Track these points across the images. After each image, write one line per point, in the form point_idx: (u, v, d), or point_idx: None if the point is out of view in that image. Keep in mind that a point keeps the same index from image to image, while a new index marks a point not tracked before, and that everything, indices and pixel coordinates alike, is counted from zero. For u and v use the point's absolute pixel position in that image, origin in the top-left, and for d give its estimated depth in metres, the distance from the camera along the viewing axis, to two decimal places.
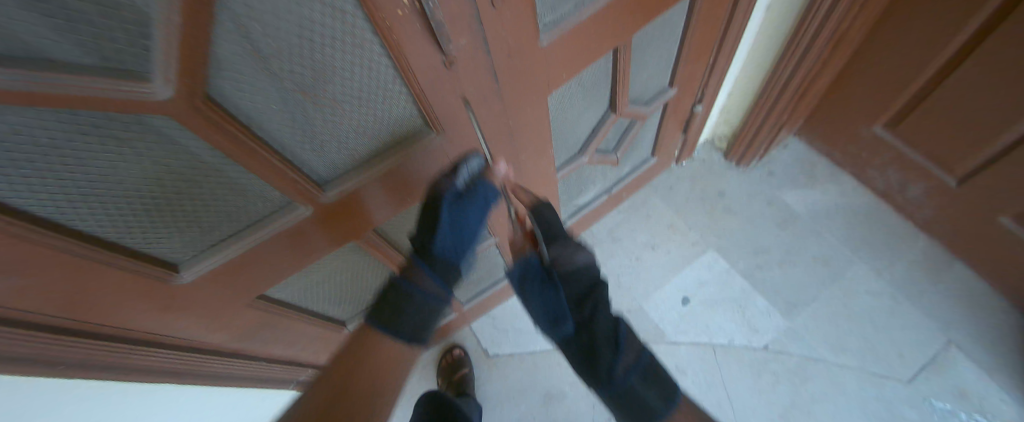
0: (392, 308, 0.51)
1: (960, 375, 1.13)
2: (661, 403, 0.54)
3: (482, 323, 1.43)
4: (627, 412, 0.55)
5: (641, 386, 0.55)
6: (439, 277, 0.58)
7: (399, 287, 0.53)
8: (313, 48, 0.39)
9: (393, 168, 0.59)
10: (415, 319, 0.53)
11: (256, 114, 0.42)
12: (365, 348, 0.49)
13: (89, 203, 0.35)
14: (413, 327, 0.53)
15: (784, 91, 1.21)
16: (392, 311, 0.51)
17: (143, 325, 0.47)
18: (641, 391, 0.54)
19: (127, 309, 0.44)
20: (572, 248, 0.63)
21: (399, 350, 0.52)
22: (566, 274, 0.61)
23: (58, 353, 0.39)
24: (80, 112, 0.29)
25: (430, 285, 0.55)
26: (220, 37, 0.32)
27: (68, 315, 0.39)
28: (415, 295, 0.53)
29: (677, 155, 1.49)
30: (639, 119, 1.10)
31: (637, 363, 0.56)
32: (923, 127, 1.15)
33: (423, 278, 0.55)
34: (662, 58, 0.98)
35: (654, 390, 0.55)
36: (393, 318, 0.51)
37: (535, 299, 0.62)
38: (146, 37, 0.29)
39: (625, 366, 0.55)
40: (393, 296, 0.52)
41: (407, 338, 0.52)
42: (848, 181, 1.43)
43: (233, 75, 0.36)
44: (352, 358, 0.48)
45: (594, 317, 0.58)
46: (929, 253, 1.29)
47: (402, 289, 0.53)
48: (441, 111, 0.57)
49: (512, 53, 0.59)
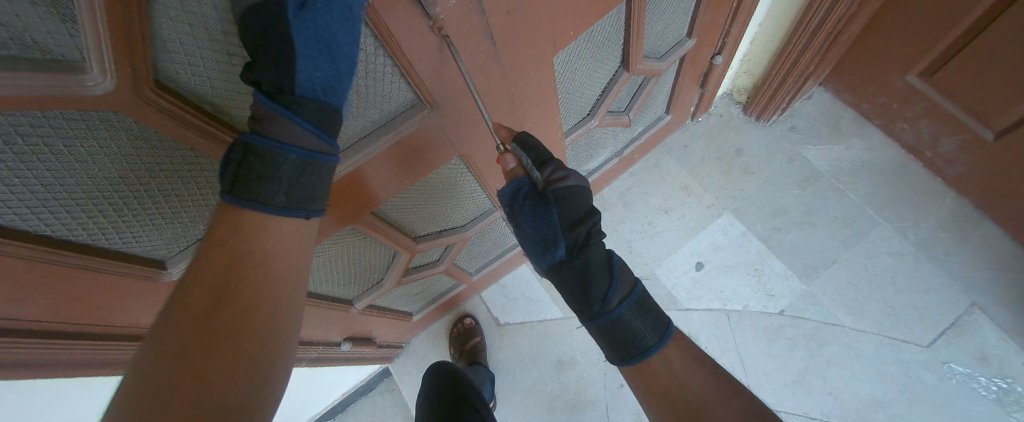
0: (237, 177, 0.36)
1: (982, 338, 1.09)
2: (653, 335, 0.52)
3: (492, 291, 1.44)
4: (615, 343, 0.53)
5: (633, 316, 0.53)
6: (313, 122, 0.39)
7: (245, 146, 0.36)
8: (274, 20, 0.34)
9: (391, 146, 0.56)
10: (289, 181, 0.38)
11: (220, 99, 0.37)
12: (236, 234, 0.37)
13: (47, 208, 0.32)
14: (289, 193, 0.38)
15: (817, 36, 1.08)
16: (246, 178, 0.36)
17: (131, 320, 0.47)
18: (633, 321, 0.52)
19: (114, 308, 0.43)
20: (567, 170, 0.60)
21: (293, 228, 0.40)
22: (564, 195, 0.59)
23: (50, 355, 0.39)
24: (12, 113, 0.25)
25: (300, 135, 0.38)
26: (157, 15, 0.27)
27: (56, 318, 0.39)
28: (280, 153, 0.37)
29: (692, 111, 1.40)
30: (654, 76, 1.01)
31: (631, 294, 0.54)
32: (966, 76, 1.04)
33: (277, 127, 0.37)
34: (681, 5, 0.87)
35: (646, 322, 0.53)
36: (251, 187, 0.36)
37: (528, 220, 0.59)
38: (71, 19, 0.25)
39: (619, 296, 0.54)
40: (235, 159, 0.36)
41: (287, 204, 0.38)
42: (875, 134, 1.33)
43: (185, 58, 0.31)
44: (227, 251, 0.36)
45: (588, 245, 0.57)
46: (958, 212, 1.21)
47: (251, 149, 0.36)
48: (433, 83, 0.52)
49: (511, 10, 0.52)
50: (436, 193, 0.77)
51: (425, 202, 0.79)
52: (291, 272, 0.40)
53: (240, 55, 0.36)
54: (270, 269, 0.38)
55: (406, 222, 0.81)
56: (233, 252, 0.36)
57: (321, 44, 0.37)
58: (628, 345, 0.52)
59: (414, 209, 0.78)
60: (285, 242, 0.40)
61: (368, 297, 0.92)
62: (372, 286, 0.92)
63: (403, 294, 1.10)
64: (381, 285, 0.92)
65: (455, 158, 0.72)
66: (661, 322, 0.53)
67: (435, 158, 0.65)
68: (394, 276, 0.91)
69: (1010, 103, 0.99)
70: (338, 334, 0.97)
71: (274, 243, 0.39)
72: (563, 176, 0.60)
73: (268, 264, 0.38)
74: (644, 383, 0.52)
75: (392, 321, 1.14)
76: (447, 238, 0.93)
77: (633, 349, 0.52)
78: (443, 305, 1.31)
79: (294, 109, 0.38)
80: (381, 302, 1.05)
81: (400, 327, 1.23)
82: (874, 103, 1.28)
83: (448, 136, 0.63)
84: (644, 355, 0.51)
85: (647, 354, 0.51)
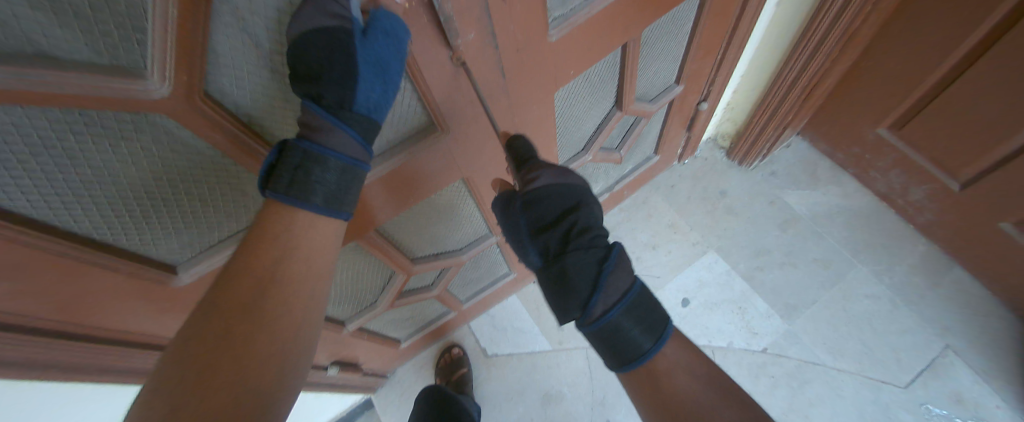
0: (293, 179, 0.39)
1: (958, 380, 1.12)
2: (646, 339, 0.52)
3: (480, 321, 1.42)
4: (604, 349, 0.54)
5: (625, 320, 0.52)
6: (357, 132, 0.43)
7: (303, 153, 0.39)
8: (333, 43, 0.38)
9: (401, 165, 0.58)
10: (332, 184, 0.41)
11: (257, 112, 0.40)
12: (271, 230, 0.38)
13: (80, 204, 0.33)
14: (329, 194, 0.41)
15: (792, 93, 1.20)
16: (296, 179, 0.39)
17: (136, 325, 0.46)
18: (620, 330, 0.52)
19: (122, 312, 0.43)
20: (538, 170, 0.58)
21: (329, 234, 0.43)
22: (534, 198, 0.57)
23: (50, 355, 0.39)
24: (70, 110, 0.28)
25: (348, 144, 0.42)
26: (218, 30, 0.31)
27: (65, 317, 0.39)
28: (329, 160, 0.40)
29: (680, 153, 1.48)
30: (644, 117, 1.08)
31: (617, 302, 0.53)
32: (928, 131, 1.14)
33: (331, 132, 0.41)
34: (670, 54, 0.95)
35: (638, 327, 0.52)
36: (297, 187, 0.39)
37: (506, 226, 0.62)
38: (142, 31, 0.28)
39: (604, 305, 0.53)
40: (292, 165, 0.39)
41: (326, 204, 0.41)
42: (850, 182, 1.42)
43: (233, 71, 0.34)
44: (268, 246, 0.38)
45: (565, 252, 0.56)
46: (930, 256, 1.28)
47: (308, 156, 0.39)
48: (447, 109, 0.56)
49: (522, 47, 0.57)
50: (437, 212, 0.79)
51: (426, 224, 0.81)
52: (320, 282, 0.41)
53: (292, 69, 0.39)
54: (310, 265, 0.40)
55: (405, 242, 0.82)
56: (271, 250, 0.38)
57: (377, 70, 0.41)
58: (619, 353, 0.52)
59: (414, 229, 0.79)
60: (313, 243, 0.41)
61: (361, 318, 0.91)
62: (366, 307, 0.91)
63: (393, 319, 1.08)
64: (374, 307, 0.91)
65: (458, 181, 0.74)
66: (651, 324, 0.53)
67: (438, 179, 0.68)
68: (388, 298, 0.90)
69: (976, 156, 1.07)
70: (326, 358, 0.94)
71: (308, 242, 0.41)
72: (535, 176, 0.57)
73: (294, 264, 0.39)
74: (637, 388, 0.53)
75: (380, 347, 1.12)
76: (443, 260, 0.94)
77: (624, 356, 0.52)
78: (431, 333, 1.28)
79: (343, 120, 0.42)
80: (371, 325, 1.03)
81: (387, 355, 1.20)
82: (848, 153, 1.38)
83: (454, 158, 0.66)
84: (635, 362, 0.52)
85: (641, 359, 0.51)
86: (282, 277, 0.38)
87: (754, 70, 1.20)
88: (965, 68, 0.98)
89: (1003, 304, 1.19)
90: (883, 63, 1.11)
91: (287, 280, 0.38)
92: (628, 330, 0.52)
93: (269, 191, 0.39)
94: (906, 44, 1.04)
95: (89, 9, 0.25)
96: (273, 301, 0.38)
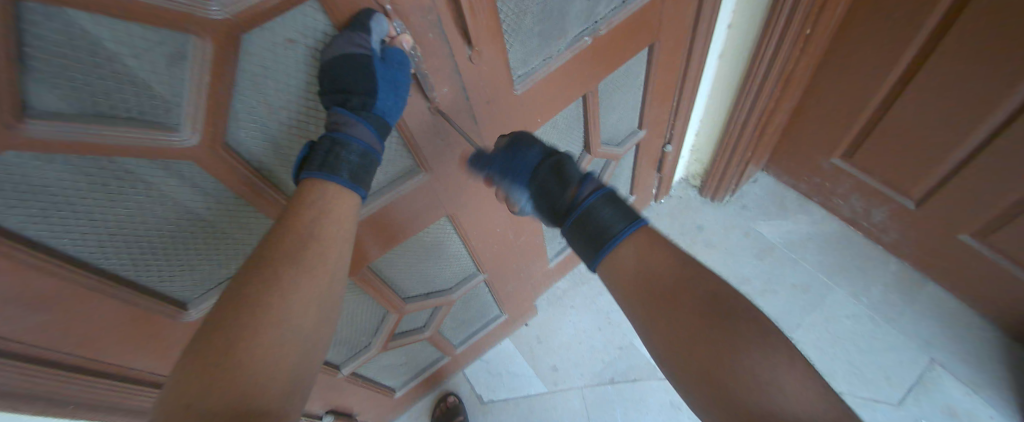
0: (324, 160, 0.45)
1: (945, 391, 1.18)
2: (617, 222, 0.53)
3: (475, 368, 1.39)
4: (585, 238, 0.55)
5: (597, 205, 0.55)
6: (375, 127, 0.49)
7: (332, 140, 0.46)
8: (358, 66, 0.44)
9: (390, 203, 0.65)
10: (354, 165, 0.47)
11: (266, 159, 0.48)
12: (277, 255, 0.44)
13: (112, 246, 0.41)
14: (351, 173, 0.47)
15: (745, 130, 1.29)
16: (327, 159, 0.45)
17: (109, 356, 0.47)
18: (598, 210, 0.55)
19: (101, 341, 0.45)
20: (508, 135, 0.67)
21: (347, 212, 0.47)
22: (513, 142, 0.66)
23: (20, 384, 0.39)
24: (116, 159, 0.35)
25: (367, 135, 0.48)
26: (241, 90, 0.40)
27: (57, 345, 0.41)
28: (352, 146, 0.46)
29: (654, 193, 1.59)
30: (613, 160, 1.20)
31: (600, 189, 0.56)
32: (875, 160, 1.24)
33: (355, 124, 0.47)
34: (629, 103, 1.09)
35: (611, 210, 0.55)
36: (327, 163, 0.45)
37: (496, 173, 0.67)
38: (177, 94, 0.36)
39: (587, 192, 0.57)
40: (324, 149, 0.46)
41: (350, 180, 0.47)
42: (817, 210, 1.51)
43: (246, 125, 0.43)
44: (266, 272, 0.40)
45: (541, 170, 0.61)
46: (900, 273, 1.36)
47: (335, 142, 0.46)
48: (429, 152, 0.65)
49: (491, 100, 0.67)
50: (425, 249, 0.84)
51: (415, 262, 0.86)
52: (314, 299, 0.43)
53: (315, 85, 0.47)
54: (303, 288, 0.42)
55: (396, 281, 0.86)
56: None
57: (393, 85, 0.49)
58: (596, 238, 0.54)
59: (403, 266, 0.84)
60: (322, 257, 0.44)
61: (355, 362, 0.91)
62: (358, 351, 0.92)
63: (387, 365, 1.07)
64: (368, 350, 0.92)
65: (442, 218, 0.80)
66: (616, 205, 0.55)
67: (423, 218, 0.74)
68: (382, 339, 0.92)
69: (918, 178, 1.17)
70: (320, 407, 0.92)
71: (317, 241, 0.44)
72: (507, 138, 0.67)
73: (299, 266, 0.42)
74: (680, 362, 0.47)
75: (375, 396, 1.09)
76: (433, 300, 0.97)
77: (601, 240, 0.53)
78: (426, 380, 1.26)
79: (366, 119, 0.48)
80: (366, 372, 1.02)
81: (381, 405, 1.16)
82: (811, 183, 1.48)
83: (436, 197, 0.73)
84: (610, 244, 0.53)
85: (614, 239, 0.52)
86: (281, 295, 0.40)
87: (711, 115, 1.34)
88: (889, 107, 1.10)
89: (976, 314, 1.27)
90: (819, 103, 1.23)
91: (277, 299, 0.40)
92: (597, 216, 0.54)
93: (309, 170, 0.45)
94: (839, 85, 1.14)
95: (142, 78, 0.34)
96: (280, 307, 0.40)
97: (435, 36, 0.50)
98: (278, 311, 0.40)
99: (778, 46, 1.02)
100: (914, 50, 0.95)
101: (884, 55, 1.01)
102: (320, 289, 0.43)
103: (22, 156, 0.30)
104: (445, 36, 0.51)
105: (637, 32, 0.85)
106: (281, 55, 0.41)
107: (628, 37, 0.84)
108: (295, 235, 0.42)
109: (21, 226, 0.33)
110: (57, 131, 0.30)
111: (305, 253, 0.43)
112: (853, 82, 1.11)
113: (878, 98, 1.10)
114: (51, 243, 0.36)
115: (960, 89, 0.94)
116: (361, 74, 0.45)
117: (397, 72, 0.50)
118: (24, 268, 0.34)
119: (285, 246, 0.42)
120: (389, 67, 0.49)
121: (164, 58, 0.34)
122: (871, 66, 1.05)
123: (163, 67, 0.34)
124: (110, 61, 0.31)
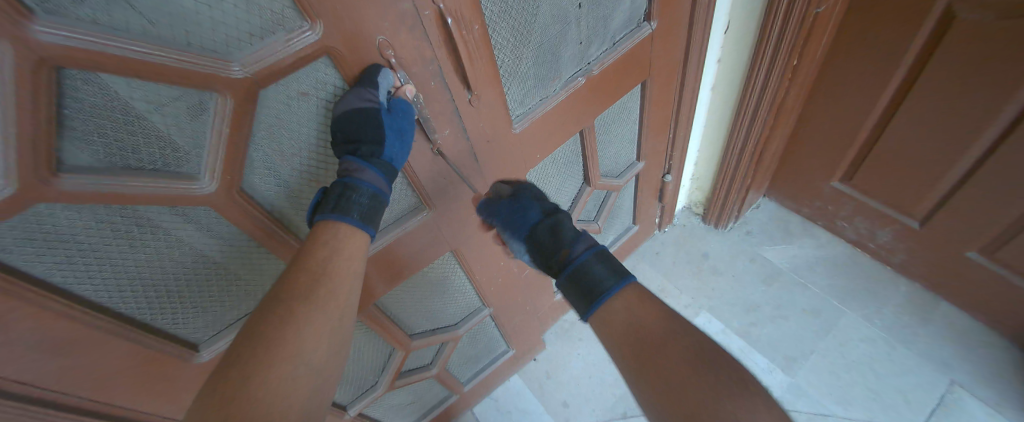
0: (337, 204, 0.48)
1: (970, 416, 1.12)
2: (609, 279, 0.59)
3: (484, 406, 1.33)
4: (578, 288, 0.61)
5: (593, 261, 0.61)
6: (384, 172, 0.52)
7: (344, 184, 0.49)
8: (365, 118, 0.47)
9: (395, 240, 0.67)
10: (364, 208, 0.50)
11: (279, 202, 0.51)
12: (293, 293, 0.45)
13: (131, 291, 0.42)
14: (361, 213, 0.50)
15: (742, 158, 1.33)
16: (338, 202, 0.48)
17: (121, 401, 0.47)
18: (594, 266, 0.61)
19: (115, 385, 0.45)
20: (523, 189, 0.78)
21: (358, 251, 0.49)
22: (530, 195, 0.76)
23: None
24: (139, 207, 0.38)
25: (376, 179, 0.51)
26: (256, 140, 0.43)
27: (73, 390, 0.41)
28: (363, 189, 0.49)
29: (658, 222, 1.60)
30: (614, 190, 1.22)
31: (597, 247, 0.63)
32: (873, 181, 1.26)
33: (365, 170, 0.50)
34: (626, 135, 1.13)
35: (605, 267, 0.60)
36: (338, 206, 0.48)
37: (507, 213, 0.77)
38: (199, 147, 0.39)
39: (586, 247, 0.64)
40: (336, 194, 0.49)
41: (361, 220, 0.50)
42: (822, 233, 1.51)
43: (260, 171, 0.46)
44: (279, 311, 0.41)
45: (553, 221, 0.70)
46: (913, 294, 1.34)
47: (347, 186, 0.49)
48: (432, 189, 0.67)
49: (491, 139, 0.70)
50: (432, 283, 0.85)
51: (422, 297, 0.86)
52: (325, 334, 0.43)
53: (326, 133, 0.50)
54: (314, 326, 0.42)
55: (404, 317, 0.86)
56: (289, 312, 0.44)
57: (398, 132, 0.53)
58: (589, 290, 0.59)
59: (410, 301, 0.84)
60: (335, 293, 0.45)
61: (362, 402, 0.89)
62: (365, 391, 0.90)
63: (393, 405, 1.04)
64: (375, 389, 0.90)
65: (447, 253, 0.82)
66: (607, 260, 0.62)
67: (428, 253, 0.75)
68: (388, 377, 0.91)
69: (918, 196, 1.18)
70: None
71: (331, 278, 0.45)
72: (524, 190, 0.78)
73: (314, 301, 0.43)
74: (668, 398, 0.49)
75: None
76: (440, 336, 0.96)
77: (592, 293, 0.59)
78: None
79: (375, 165, 0.51)
80: (373, 413, 0.99)
81: None
82: (813, 207, 1.48)
83: (441, 232, 0.75)
84: (601, 297, 0.58)
85: (604, 295, 0.58)
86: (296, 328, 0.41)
87: (707, 144, 1.38)
88: (882, 128, 1.14)
89: (996, 334, 1.22)
90: (817, 129, 1.27)
91: (292, 333, 0.41)
92: (593, 267, 0.61)
93: (322, 213, 0.48)
94: (831, 110, 1.19)
95: (167, 133, 0.37)
96: (294, 339, 0.41)
97: (436, 83, 0.55)
98: (292, 344, 0.40)
99: (765, 77, 1.07)
100: (900, 76, 1.01)
101: (868, 79, 1.06)
102: (329, 327, 0.43)
103: (53, 207, 0.32)
104: (446, 82, 0.55)
105: (629, 71, 0.90)
106: (295, 107, 0.44)
107: (620, 76, 0.89)
108: (308, 274, 0.44)
109: (47, 273, 0.35)
110: (88, 184, 0.33)
111: (316, 290, 0.43)
112: (845, 107, 1.15)
113: (870, 121, 1.14)
114: (75, 290, 0.38)
115: (946, 108, 0.98)
116: (369, 125, 0.47)
117: (402, 120, 0.53)
118: (45, 313, 0.35)
119: (300, 284, 0.43)
120: (395, 117, 0.52)
121: (188, 114, 0.37)
122: (858, 91, 1.10)
123: (187, 123, 0.37)
124: (139, 120, 0.35)
